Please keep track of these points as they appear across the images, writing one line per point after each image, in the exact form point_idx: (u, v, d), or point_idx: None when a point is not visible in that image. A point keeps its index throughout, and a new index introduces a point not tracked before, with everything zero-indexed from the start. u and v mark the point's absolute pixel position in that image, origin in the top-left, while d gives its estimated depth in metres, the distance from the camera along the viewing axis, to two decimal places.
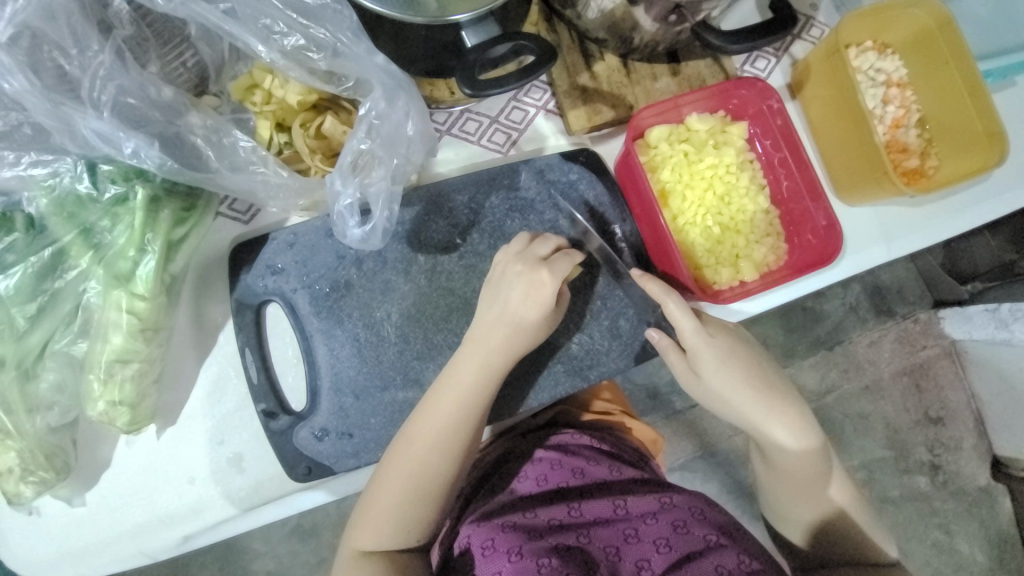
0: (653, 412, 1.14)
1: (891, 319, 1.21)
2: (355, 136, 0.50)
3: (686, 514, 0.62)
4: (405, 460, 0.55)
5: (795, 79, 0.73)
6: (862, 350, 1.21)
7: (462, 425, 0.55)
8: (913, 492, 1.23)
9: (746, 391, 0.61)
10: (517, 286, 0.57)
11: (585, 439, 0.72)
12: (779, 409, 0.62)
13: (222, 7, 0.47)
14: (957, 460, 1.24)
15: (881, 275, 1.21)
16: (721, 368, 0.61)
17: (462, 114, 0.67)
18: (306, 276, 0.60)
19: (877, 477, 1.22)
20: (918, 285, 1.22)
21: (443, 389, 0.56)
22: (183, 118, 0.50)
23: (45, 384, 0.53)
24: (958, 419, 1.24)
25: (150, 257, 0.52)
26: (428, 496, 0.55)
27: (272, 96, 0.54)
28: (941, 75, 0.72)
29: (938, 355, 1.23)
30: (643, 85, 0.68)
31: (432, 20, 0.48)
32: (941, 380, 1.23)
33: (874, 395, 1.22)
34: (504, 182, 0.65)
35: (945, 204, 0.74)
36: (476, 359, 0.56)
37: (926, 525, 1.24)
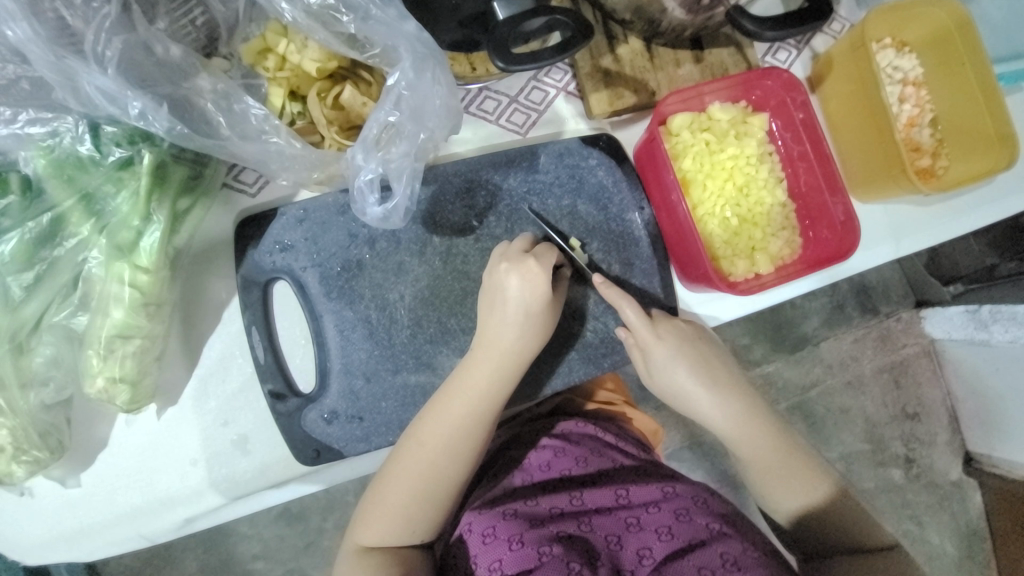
0: (645, 402, 1.15)
1: (875, 317, 1.24)
2: (382, 107, 0.47)
3: (688, 503, 0.63)
4: (416, 457, 0.54)
5: (815, 73, 0.73)
6: (847, 347, 1.24)
7: (475, 428, 0.55)
8: (887, 484, 1.28)
9: (697, 383, 0.62)
10: (511, 281, 0.55)
11: (588, 428, 0.72)
12: (729, 399, 0.63)
13: None
14: (930, 454, 1.29)
15: (869, 275, 1.24)
16: (673, 363, 0.62)
17: (480, 93, 0.65)
18: (317, 254, 0.58)
19: (856, 469, 1.26)
20: (903, 286, 1.25)
21: (451, 391, 0.55)
22: (192, 81, 0.47)
23: (40, 358, 0.50)
24: (934, 416, 1.29)
25: (156, 228, 0.49)
26: (435, 495, 0.54)
27: (287, 61, 0.51)
28: (957, 76, 0.73)
29: (917, 354, 1.26)
30: (666, 71, 0.67)
31: None
32: (919, 378, 1.27)
33: (856, 391, 1.25)
34: (522, 165, 0.63)
35: (953, 204, 0.75)
36: (488, 361, 0.55)
37: (899, 516, 1.28)
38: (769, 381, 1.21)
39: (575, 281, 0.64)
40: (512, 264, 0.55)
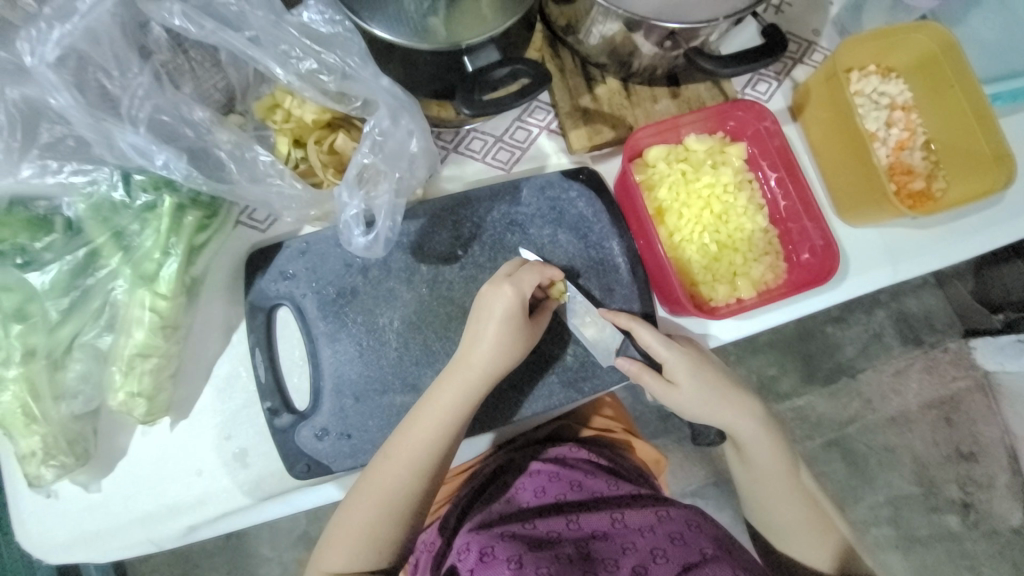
0: (667, 435, 1.27)
1: (920, 348, 1.23)
2: (359, 150, 0.54)
3: (682, 526, 0.63)
4: (378, 481, 0.56)
5: (795, 102, 0.74)
6: (887, 378, 1.22)
7: (437, 451, 0.57)
8: (944, 531, 1.23)
9: (728, 410, 0.63)
10: (487, 309, 0.58)
11: (582, 453, 0.73)
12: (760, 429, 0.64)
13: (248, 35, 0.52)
14: (988, 498, 1.24)
15: (909, 303, 1.23)
16: (706, 390, 0.62)
17: (468, 133, 0.71)
18: (316, 282, 0.64)
19: (905, 514, 1.23)
20: (949, 314, 1.24)
21: (418, 415, 0.57)
22: (211, 135, 0.55)
23: (72, 374, 0.57)
24: (992, 456, 1.24)
25: (173, 260, 0.57)
26: (396, 519, 0.56)
27: (291, 115, 0.59)
28: (946, 99, 0.73)
29: (969, 388, 1.24)
30: (643, 107, 0.71)
31: (439, 46, 0.52)
32: (972, 413, 1.24)
33: (900, 427, 1.22)
34: (506, 198, 0.68)
35: (952, 226, 0.74)
36: (454, 386, 0.58)
37: (957, 567, 1.23)
38: (800, 415, 1.20)
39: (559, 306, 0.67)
40: (496, 292, 0.58)
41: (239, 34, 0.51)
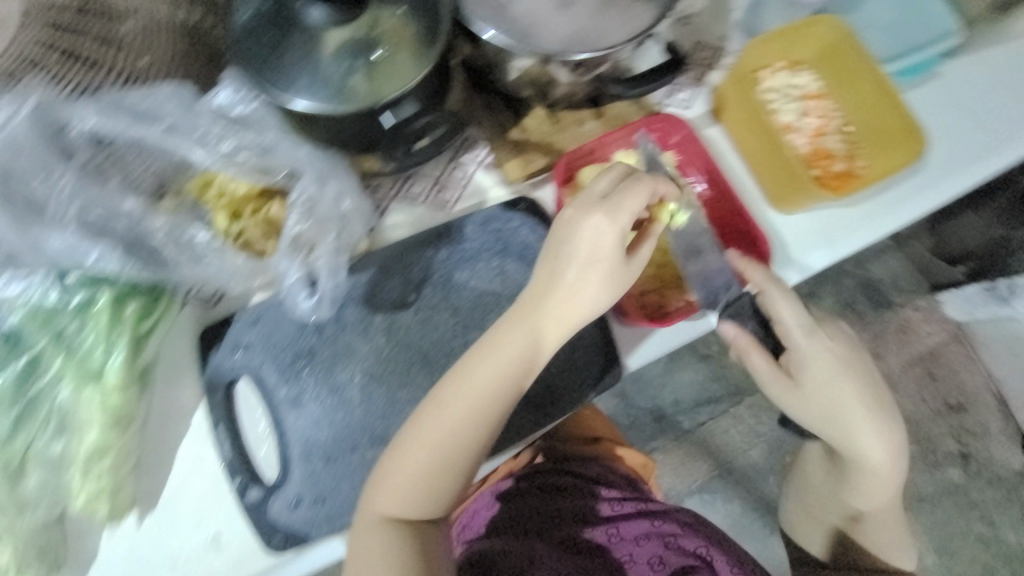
0: (663, 435, 1.40)
1: (889, 311, 1.37)
2: (288, 222, 0.60)
3: (678, 531, 0.75)
4: (426, 441, 0.53)
5: (714, 106, 0.77)
6: (868, 343, 1.37)
7: (500, 394, 0.55)
8: (948, 485, 1.34)
9: (856, 408, 0.61)
10: (579, 239, 0.55)
11: (597, 468, 0.84)
12: (877, 434, 0.62)
13: (165, 126, 0.57)
14: (986, 446, 1.35)
15: (875, 271, 1.39)
16: (835, 382, 0.60)
17: (406, 179, 0.72)
18: (272, 348, 0.63)
19: (909, 475, 1.34)
20: (913, 274, 1.39)
21: (495, 352, 0.55)
22: (145, 223, 0.57)
23: (32, 484, 0.56)
24: (980, 402, 1.36)
25: (118, 353, 0.56)
26: (455, 462, 0.54)
27: (224, 191, 0.60)
28: (853, 83, 0.77)
29: (946, 341, 1.36)
30: (570, 131, 0.73)
31: (364, 103, 0.55)
32: (953, 364, 1.36)
33: (889, 390, 1.36)
34: (450, 237, 0.70)
35: (879, 199, 0.77)
36: (522, 322, 0.56)
37: (967, 518, 1.33)
38: None
39: None
40: (564, 231, 0.56)
41: (156, 125, 0.56)
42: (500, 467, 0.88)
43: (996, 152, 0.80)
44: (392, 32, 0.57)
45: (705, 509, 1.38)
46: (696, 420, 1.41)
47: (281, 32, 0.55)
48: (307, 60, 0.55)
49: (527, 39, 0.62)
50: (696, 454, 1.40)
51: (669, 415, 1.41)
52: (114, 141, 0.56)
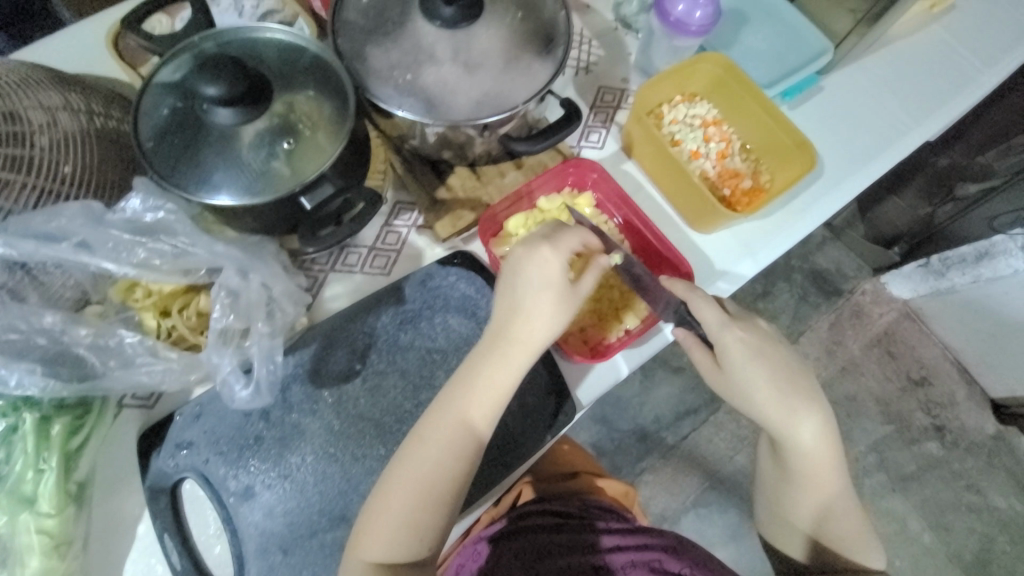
0: (651, 454, 1.41)
1: (840, 298, 1.45)
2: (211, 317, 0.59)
3: (660, 555, 0.73)
4: (413, 465, 0.57)
5: (625, 142, 0.83)
6: (826, 332, 1.43)
7: (475, 425, 0.58)
8: (929, 459, 1.37)
9: (773, 387, 0.63)
10: (527, 270, 0.60)
11: (574, 502, 0.82)
12: (798, 413, 0.64)
13: (76, 241, 0.55)
14: (956, 415, 1.40)
15: (819, 262, 1.47)
16: (750, 363, 0.63)
17: (341, 250, 0.74)
18: (216, 443, 0.62)
19: (890, 455, 1.37)
20: (854, 260, 1.48)
21: (469, 383, 0.58)
22: (68, 335, 0.56)
23: None
24: (941, 373, 1.43)
25: (47, 475, 0.55)
26: (438, 497, 0.56)
27: (152, 290, 0.60)
28: (745, 108, 0.84)
29: (898, 319, 1.45)
30: (494, 183, 0.77)
31: (291, 182, 0.60)
32: (908, 341, 1.44)
33: (854, 374, 1.41)
34: (390, 301, 0.71)
35: (791, 207, 0.84)
36: (491, 350, 0.59)
37: (954, 490, 1.36)
38: None
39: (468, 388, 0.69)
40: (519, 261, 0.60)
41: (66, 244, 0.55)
42: (482, 515, 0.85)
43: (880, 152, 0.88)
44: (305, 116, 0.63)
45: (704, 524, 1.37)
46: (679, 433, 1.42)
47: (195, 130, 0.59)
48: (225, 153, 0.59)
49: (433, 111, 0.66)
50: (685, 468, 1.40)
51: (652, 433, 1.42)
52: (27, 263, 0.54)
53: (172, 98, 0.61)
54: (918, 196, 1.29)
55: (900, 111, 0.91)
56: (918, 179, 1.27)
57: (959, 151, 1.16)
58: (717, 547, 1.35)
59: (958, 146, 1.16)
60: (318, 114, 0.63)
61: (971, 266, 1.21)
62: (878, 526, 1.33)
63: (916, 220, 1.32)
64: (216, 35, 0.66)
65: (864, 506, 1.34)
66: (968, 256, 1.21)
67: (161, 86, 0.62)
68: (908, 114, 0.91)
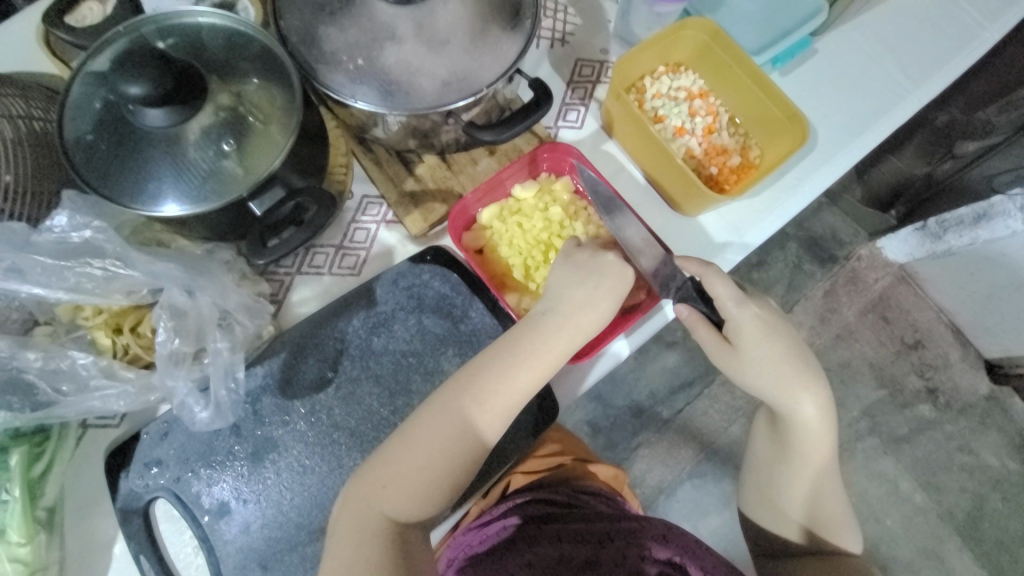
0: (646, 429, 1.41)
1: (835, 265, 1.42)
2: (159, 338, 0.56)
3: (648, 540, 0.73)
4: (424, 450, 0.54)
5: (604, 121, 0.78)
6: (820, 301, 1.40)
7: (484, 420, 0.55)
8: (922, 422, 1.38)
9: (785, 365, 0.62)
10: (583, 271, 0.61)
11: (563, 491, 0.81)
12: (805, 393, 0.62)
13: (7, 265, 0.52)
14: (949, 377, 1.40)
15: (815, 228, 1.44)
16: (765, 340, 0.61)
17: (307, 251, 0.70)
18: (187, 461, 0.60)
19: (882, 420, 1.38)
20: (850, 226, 1.45)
21: (485, 373, 0.56)
22: (18, 359, 0.54)
23: None
24: (936, 336, 1.42)
25: (13, 504, 0.53)
26: (431, 488, 0.54)
27: (101, 307, 0.57)
28: (732, 78, 0.78)
29: (893, 284, 1.42)
30: (466, 172, 0.73)
31: (243, 183, 0.56)
32: (903, 306, 1.42)
33: (848, 341, 1.40)
34: (361, 304, 0.67)
35: (782, 182, 0.79)
36: (516, 344, 0.57)
37: (946, 451, 1.37)
38: None
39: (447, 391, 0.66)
40: (591, 270, 0.60)
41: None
42: (471, 508, 0.84)
43: (876, 119, 0.83)
44: (256, 109, 0.58)
45: (699, 494, 1.38)
46: (674, 407, 1.41)
47: (129, 127, 0.55)
48: (166, 155, 0.54)
49: (392, 98, 0.61)
50: (680, 441, 1.40)
51: (647, 408, 1.41)
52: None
53: (103, 91, 0.56)
54: (914, 157, 1.22)
55: (899, 73, 0.85)
56: (915, 138, 1.19)
57: (959, 107, 1.09)
58: (712, 516, 1.37)
59: (958, 102, 1.09)
60: (271, 106, 0.59)
61: (968, 229, 1.16)
62: (870, 489, 1.35)
63: (913, 181, 1.26)
64: (156, 18, 0.60)
65: (857, 471, 1.35)
66: (966, 218, 1.16)
67: (93, 76, 0.57)
68: (908, 76, 0.85)
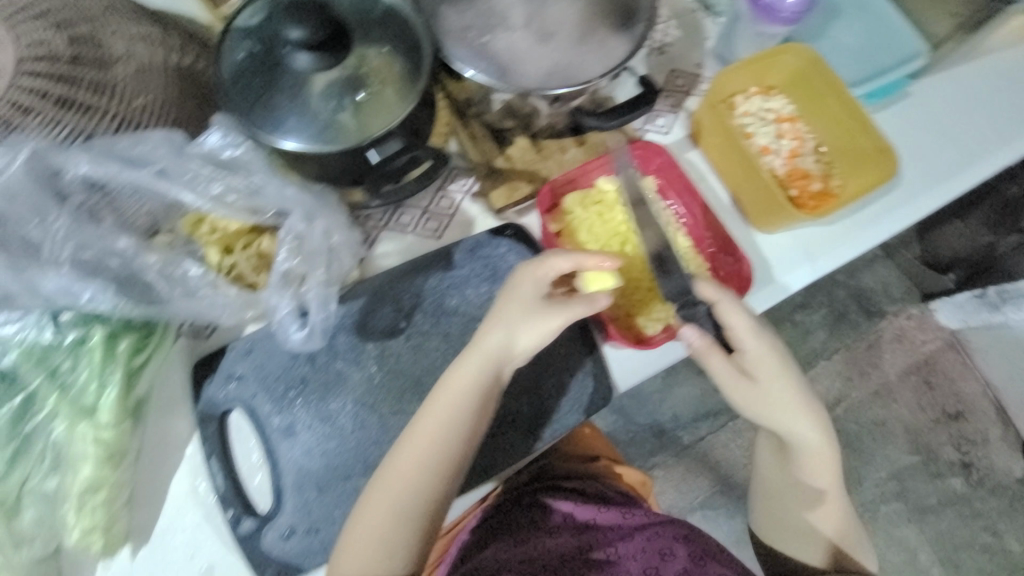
0: (663, 451, 1.40)
1: (882, 319, 1.38)
2: (280, 257, 0.62)
3: (670, 542, 0.74)
4: (381, 502, 0.53)
5: (692, 130, 0.81)
6: (864, 353, 1.37)
7: (443, 461, 0.54)
8: (950, 495, 1.33)
9: (790, 394, 0.63)
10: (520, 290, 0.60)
11: (582, 483, 0.82)
12: (805, 422, 0.64)
13: (156, 169, 0.59)
14: (987, 454, 1.34)
15: (864, 280, 1.39)
16: (772, 367, 0.63)
17: (395, 210, 0.75)
18: (265, 379, 0.64)
19: (910, 485, 1.33)
20: (903, 284, 1.39)
21: (428, 415, 0.56)
22: (140, 259, 0.59)
23: (26, 521, 0.57)
24: (978, 410, 1.36)
25: (111, 389, 0.58)
26: (399, 537, 0.52)
27: (217, 227, 0.63)
28: (823, 106, 0.80)
29: (941, 349, 1.38)
30: (554, 158, 0.75)
31: (353, 136, 0.60)
32: (949, 372, 1.37)
33: (885, 399, 1.36)
34: (439, 266, 0.71)
35: (858, 214, 0.80)
36: (457, 379, 0.57)
37: (972, 529, 1.32)
38: None
39: None
40: (516, 297, 0.59)
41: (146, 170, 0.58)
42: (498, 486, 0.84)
43: (962, 168, 0.83)
44: (375, 72, 0.62)
45: (707, 526, 1.36)
46: (695, 435, 1.40)
47: (273, 76, 0.60)
48: (297, 101, 0.60)
49: (505, 75, 0.64)
50: (696, 470, 1.39)
51: (668, 430, 1.40)
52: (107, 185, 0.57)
53: (248, 42, 0.61)
54: (981, 223, 1.22)
55: (991, 128, 0.84)
56: (985, 206, 1.20)
57: None
58: None
59: None
60: (389, 70, 0.63)
61: None
62: (886, 553, 1.30)
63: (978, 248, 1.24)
64: None
65: (876, 533, 1.31)
66: None
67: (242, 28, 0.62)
68: (1000, 132, 0.84)
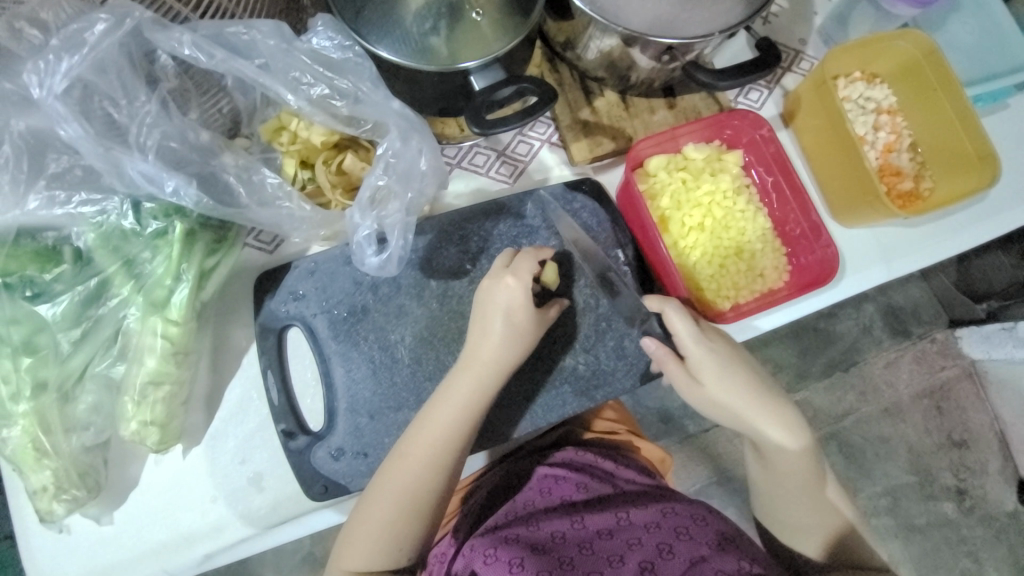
0: (667, 436, 1.39)
1: (907, 340, 1.33)
2: (374, 173, 0.59)
3: (686, 521, 0.64)
4: (399, 482, 0.55)
5: (787, 109, 0.77)
6: (879, 370, 1.32)
7: (456, 444, 0.56)
8: (940, 518, 1.33)
9: (746, 395, 0.61)
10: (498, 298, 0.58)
11: (590, 454, 0.74)
12: (770, 419, 0.61)
13: (258, 62, 0.56)
14: (982, 484, 1.35)
15: (894, 296, 1.34)
16: (725, 372, 0.61)
17: (471, 149, 0.72)
18: (325, 301, 0.64)
19: (903, 504, 1.32)
20: (934, 306, 1.34)
21: (438, 403, 0.56)
22: (218, 158, 0.57)
23: (82, 406, 0.58)
24: (982, 441, 1.35)
25: (185, 285, 0.58)
26: (420, 513, 0.55)
27: (297, 137, 0.61)
28: (930, 102, 0.75)
29: (957, 375, 1.34)
30: (641, 118, 0.73)
31: (443, 66, 0.57)
32: (960, 398, 1.34)
33: (894, 418, 1.32)
34: (510, 213, 0.69)
35: (942, 220, 0.77)
36: (467, 372, 0.57)
37: (954, 552, 1.33)
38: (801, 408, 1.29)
39: (570, 315, 0.67)
40: (506, 303, 0.57)
41: (250, 62, 0.54)
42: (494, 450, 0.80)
43: None
44: None
45: None
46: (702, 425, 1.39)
47: None
48: (398, 9, 0.57)
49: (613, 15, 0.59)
50: (696, 459, 1.38)
51: (675, 417, 1.39)
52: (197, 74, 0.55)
53: None
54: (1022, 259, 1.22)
55: None
56: None
57: None
58: None
59: None
60: None
61: None
62: None
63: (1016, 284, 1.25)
64: None
65: None
66: None
67: None
68: None
